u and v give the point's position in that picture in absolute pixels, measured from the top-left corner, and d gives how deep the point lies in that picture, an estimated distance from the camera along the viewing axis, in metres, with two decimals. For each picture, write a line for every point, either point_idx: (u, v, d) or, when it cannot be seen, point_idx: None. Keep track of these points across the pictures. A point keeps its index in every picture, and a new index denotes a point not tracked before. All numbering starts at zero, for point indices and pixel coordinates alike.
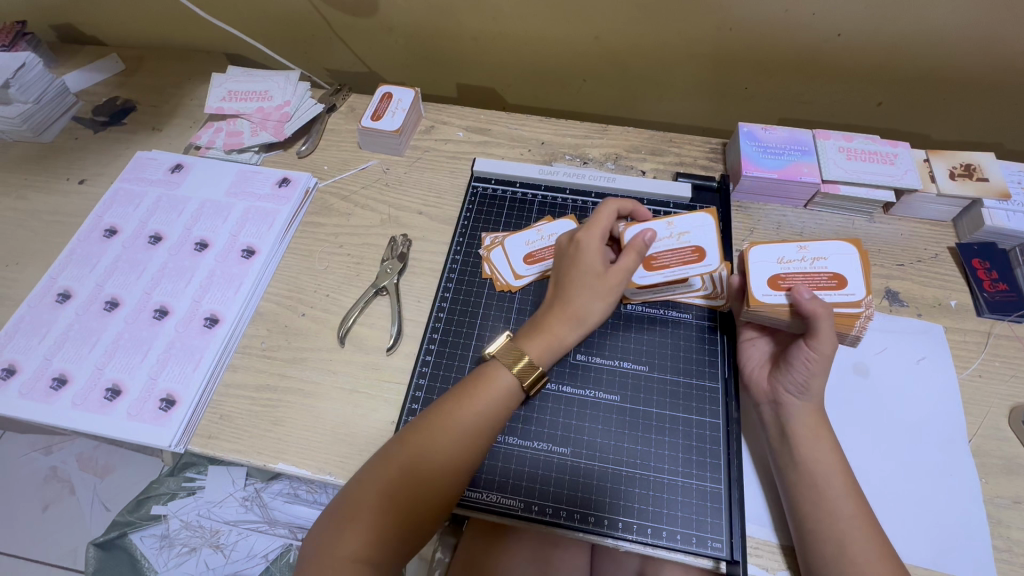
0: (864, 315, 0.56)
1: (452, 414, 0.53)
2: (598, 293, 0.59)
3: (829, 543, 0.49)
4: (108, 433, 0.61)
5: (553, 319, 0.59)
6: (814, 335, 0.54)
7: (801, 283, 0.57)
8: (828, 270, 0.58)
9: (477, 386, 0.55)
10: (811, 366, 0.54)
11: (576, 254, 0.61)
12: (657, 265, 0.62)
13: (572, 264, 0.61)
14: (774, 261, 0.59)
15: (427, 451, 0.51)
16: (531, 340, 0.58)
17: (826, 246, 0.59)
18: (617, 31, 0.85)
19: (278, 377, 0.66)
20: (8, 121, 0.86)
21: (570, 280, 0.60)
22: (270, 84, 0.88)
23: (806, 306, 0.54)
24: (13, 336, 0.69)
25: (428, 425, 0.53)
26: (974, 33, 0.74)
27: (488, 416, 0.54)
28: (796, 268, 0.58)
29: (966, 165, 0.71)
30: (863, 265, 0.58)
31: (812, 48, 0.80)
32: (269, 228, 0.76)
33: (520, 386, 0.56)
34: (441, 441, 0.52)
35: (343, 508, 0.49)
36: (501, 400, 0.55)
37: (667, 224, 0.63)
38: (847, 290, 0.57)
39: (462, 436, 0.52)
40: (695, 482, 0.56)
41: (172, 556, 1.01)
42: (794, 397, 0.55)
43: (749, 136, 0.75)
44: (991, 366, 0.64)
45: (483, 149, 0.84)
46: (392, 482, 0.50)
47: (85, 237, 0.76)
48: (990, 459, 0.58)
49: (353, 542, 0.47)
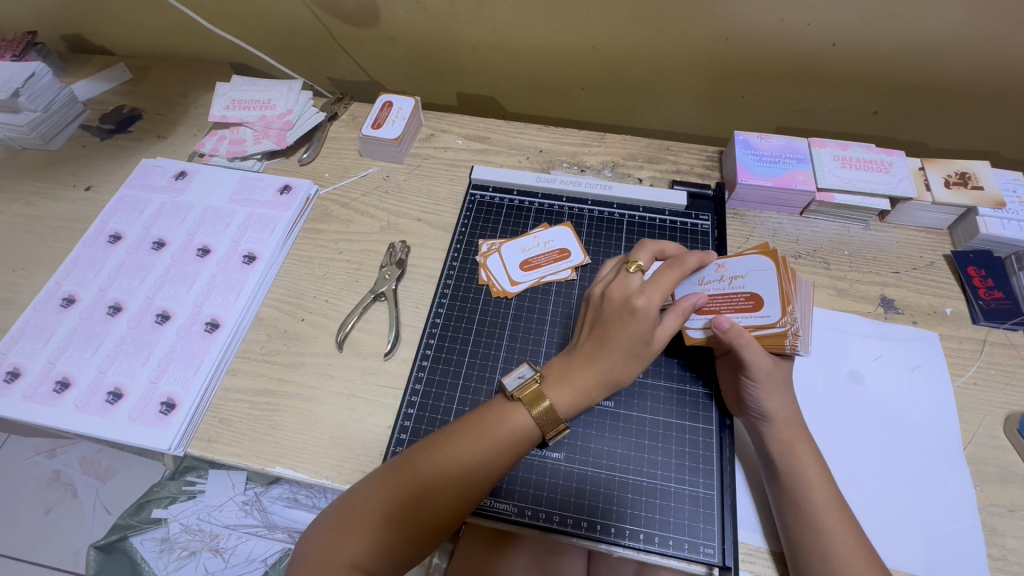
0: (789, 333, 0.53)
1: (464, 443, 0.52)
2: (640, 356, 0.54)
3: (815, 552, 0.49)
4: (109, 436, 0.62)
5: (588, 377, 0.55)
6: (746, 363, 0.55)
7: (718, 306, 0.57)
8: (745, 290, 0.56)
9: (495, 422, 0.53)
10: (757, 391, 0.55)
11: (624, 310, 0.54)
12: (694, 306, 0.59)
13: (619, 318, 0.54)
14: (694, 283, 0.59)
15: (436, 473, 0.51)
16: (558, 392, 0.54)
17: (745, 263, 0.57)
18: (614, 41, 0.86)
19: (278, 382, 0.66)
20: (17, 130, 0.88)
21: (620, 344, 0.54)
22: (273, 92, 0.89)
23: (723, 336, 0.55)
24: (18, 340, 0.70)
25: (438, 448, 0.52)
26: (967, 43, 0.74)
27: (504, 455, 0.52)
28: (714, 290, 0.58)
29: (961, 174, 0.72)
30: (782, 280, 0.54)
31: (808, 57, 0.81)
32: (270, 235, 0.77)
33: (541, 432, 0.54)
34: (450, 464, 0.51)
35: (343, 518, 0.49)
36: (513, 440, 0.53)
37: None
38: (763, 312, 0.55)
39: (473, 465, 0.51)
40: (687, 487, 0.56)
41: (172, 560, 1.01)
42: (761, 418, 0.56)
43: (745, 144, 0.76)
44: (987, 374, 0.64)
45: (482, 157, 0.85)
46: (397, 499, 0.50)
47: (90, 242, 0.78)
48: (985, 467, 0.58)
49: (355, 552, 0.48)
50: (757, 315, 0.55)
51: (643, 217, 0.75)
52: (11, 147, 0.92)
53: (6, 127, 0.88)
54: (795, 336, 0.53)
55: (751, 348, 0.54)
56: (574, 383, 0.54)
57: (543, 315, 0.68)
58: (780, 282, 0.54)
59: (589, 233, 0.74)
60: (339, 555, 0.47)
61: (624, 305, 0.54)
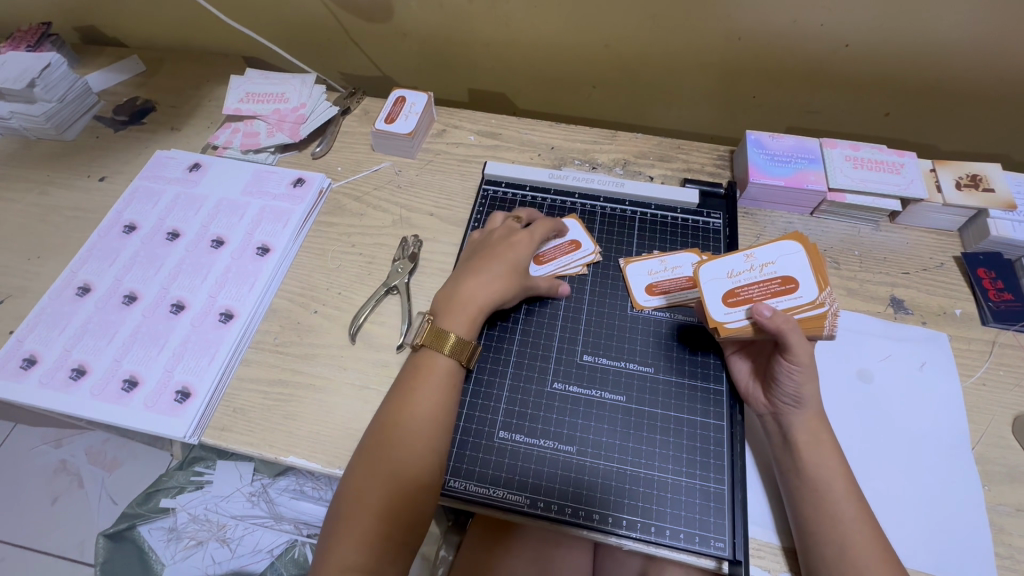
0: (830, 311, 0.54)
1: (410, 398, 0.56)
2: (515, 280, 0.64)
3: (830, 545, 0.50)
4: (125, 424, 0.63)
5: (466, 292, 0.62)
6: (788, 350, 0.53)
7: (754, 293, 0.56)
8: (778, 274, 0.56)
9: (422, 373, 0.58)
10: (795, 377, 0.54)
11: (503, 247, 0.65)
12: (734, 298, 0.56)
13: (494, 251, 0.65)
14: (725, 276, 0.57)
15: (397, 434, 0.54)
16: (445, 309, 0.61)
17: (773, 249, 0.58)
18: (626, 39, 0.86)
19: (290, 372, 0.67)
20: (32, 119, 0.89)
21: (493, 262, 0.64)
22: (287, 86, 0.90)
23: (768, 323, 0.52)
24: (35, 327, 0.71)
25: (391, 416, 0.55)
26: (979, 46, 0.75)
27: (439, 400, 0.57)
28: (746, 280, 0.57)
29: (972, 176, 0.72)
30: (813, 260, 0.56)
31: (820, 58, 0.82)
32: (283, 227, 0.77)
33: (458, 361, 0.59)
34: (409, 423, 0.55)
35: (335, 517, 0.52)
36: (450, 379, 0.58)
37: (661, 261, 0.70)
38: (797, 294, 0.55)
39: (429, 413, 0.56)
40: (698, 482, 0.57)
41: (180, 548, 1.03)
42: (791, 407, 0.56)
43: (756, 144, 0.76)
44: (995, 375, 0.64)
45: (494, 153, 0.86)
46: (376, 474, 0.52)
47: (105, 232, 0.78)
48: (993, 467, 0.59)
49: (359, 530, 0.50)
50: (791, 297, 0.55)
51: (654, 215, 0.76)
52: (24, 137, 0.93)
53: (21, 117, 0.89)
54: (833, 317, 0.54)
55: (798, 333, 0.52)
56: (461, 306, 0.61)
57: (555, 311, 0.68)
58: (811, 264, 0.56)
59: (601, 229, 0.74)
60: (348, 542, 0.49)
61: (506, 244, 0.66)
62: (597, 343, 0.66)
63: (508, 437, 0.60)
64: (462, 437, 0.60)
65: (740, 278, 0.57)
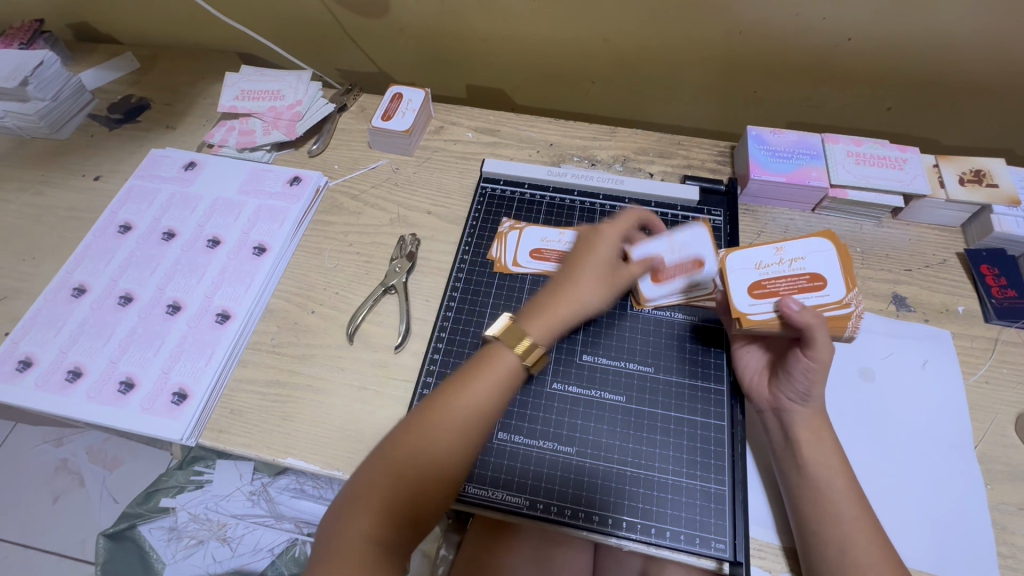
0: (855, 313, 0.54)
1: (450, 398, 0.52)
2: (603, 286, 0.59)
3: (831, 545, 0.49)
4: (122, 426, 0.63)
5: (554, 302, 0.57)
6: (810, 345, 0.53)
7: (780, 288, 0.56)
8: (807, 270, 0.56)
9: (484, 366, 0.54)
10: (811, 375, 0.54)
11: (588, 250, 0.61)
12: (763, 291, 0.56)
13: (585, 252, 0.61)
14: (752, 268, 0.57)
15: (423, 436, 0.50)
16: (531, 319, 0.56)
17: (803, 245, 0.57)
18: (626, 33, 0.85)
19: (288, 373, 0.67)
20: (26, 118, 0.88)
21: (582, 267, 0.59)
22: (283, 83, 0.89)
23: (798, 317, 0.52)
24: (30, 329, 0.70)
25: (442, 403, 0.52)
26: (984, 40, 0.74)
27: (491, 397, 0.53)
28: (774, 273, 0.57)
29: (976, 171, 0.71)
30: (843, 261, 0.56)
31: (822, 51, 0.80)
32: (280, 226, 0.77)
33: (521, 364, 0.54)
34: (438, 427, 0.51)
35: (356, 488, 0.49)
36: (509, 379, 0.54)
37: (669, 241, 0.64)
38: (825, 292, 0.55)
39: (463, 418, 0.51)
40: (698, 483, 0.57)
41: (181, 548, 1.03)
42: (794, 405, 0.55)
43: (758, 139, 0.75)
44: (998, 372, 0.64)
45: (492, 150, 0.85)
46: (410, 457, 0.49)
47: (100, 233, 0.78)
48: (995, 465, 0.58)
49: (363, 531, 0.47)
50: (819, 294, 0.54)
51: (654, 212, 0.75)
52: (19, 136, 0.92)
53: (15, 116, 0.88)
54: (858, 318, 0.54)
55: (824, 330, 0.52)
56: (553, 313, 0.56)
57: None
58: (840, 263, 0.56)
59: None
60: (363, 515, 0.47)
61: (585, 248, 0.61)
62: (595, 341, 0.65)
63: (507, 438, 0.59)
64: None
65: (770, 270, 0.57)
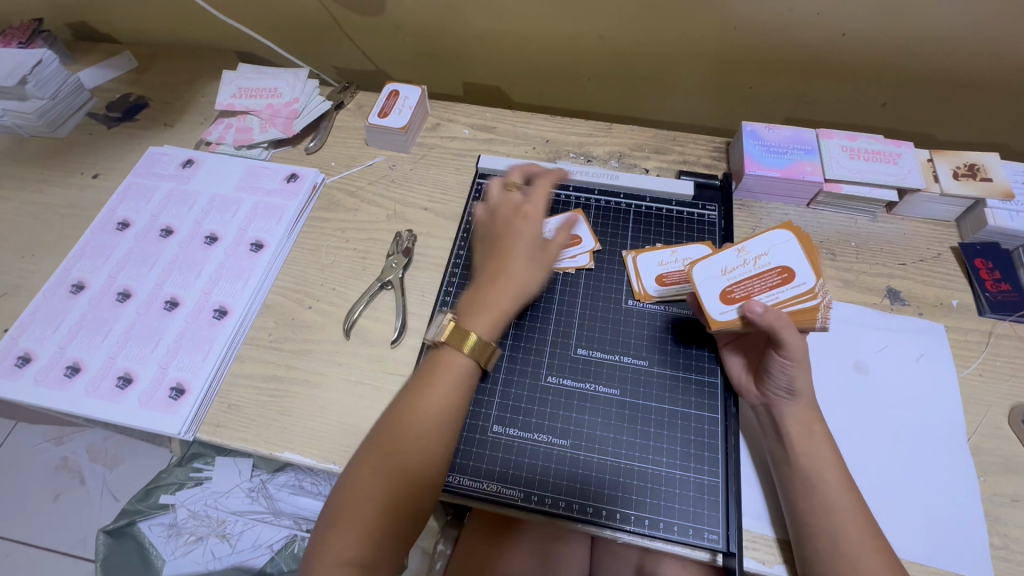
0: (823, 304, 0.53)
1: (411, 410, 0.53)
2: (540, 268, 0.60)
3: (823, 536, 0.50)
4: (119, 420, 0.63)
5: (492, 292, 0.58)
6: (782, 346, 0.53)
7: (749, 289, 0.56)
8: (773, 265, 0.56)
9: (433, 372, 0.55)
10: (789, 371, 0.54)
11: (521, 228, 0.61)
12: (732, 298, 0.56)
13: (519, 232, 0.61)
14: (719, 274, 0.57)
15: (390, 453, 0.51)
16: (474, 316, 0.57)
17: (765, 241, 0.57)
18: (622, 29, 0.85)
19: (285, 368, 0.67)
20: (24, 116, 0.88)
21: (511, 248, 0.60)
22: (280, 81, 0.89)
23: (759, 320, 0.52)
24: (29, 325, 0.71)
25: (403, 416, 0.53)
26: (978, 35, 0.74)
27: (450, 401, 0.54)
28: (741, 275, 0.56)
29: (970, 165, 0.72)
30: (806, 250, 0.55)
31: (817, 47, 0.81)
32: (277, 223, 0.77)
33: (476, 363, 0.55)
34: (405, 441, 0.52)
35: (335, 513, 0.50)
36: (467, 378, 0.56)
37: (672, 253, 0.70)
38: (796, 284, 0.54)
39: (426, 429, 0.53)
40: (692, 475, 0.57)
41: (180, 545, 1.03)
42: (784, 398, 0.56)
43: (752, 134, 0.76)
44: (992, 365, 0.64)
45: (489, 146, 0.85)
46: (382, 475, 0.51)
47: (99, 230, 0.78)
48: (989, 457, 0.59)
49: (343, 554, 0.48)
50: (790, 287, 0.54)
51: (649, 207, 0.75)
52: (17, 135, 0.93)
53: (14, 115, 0.89)
54: (826, 309, 0.53)
55: (790, 330, 0.52)
56: (489, 304, 0.57)
57: (550, 305, 0.68)
58: (804, 252, 0.55)
59: (596, 221, 0.74)
60: (344, 535, 0.48)
61: (521, 224, 0.62)
62: (590, 336, 0.65)
63: (503, 431, 0.60)
64: None
65: (735, 274, 0.57)
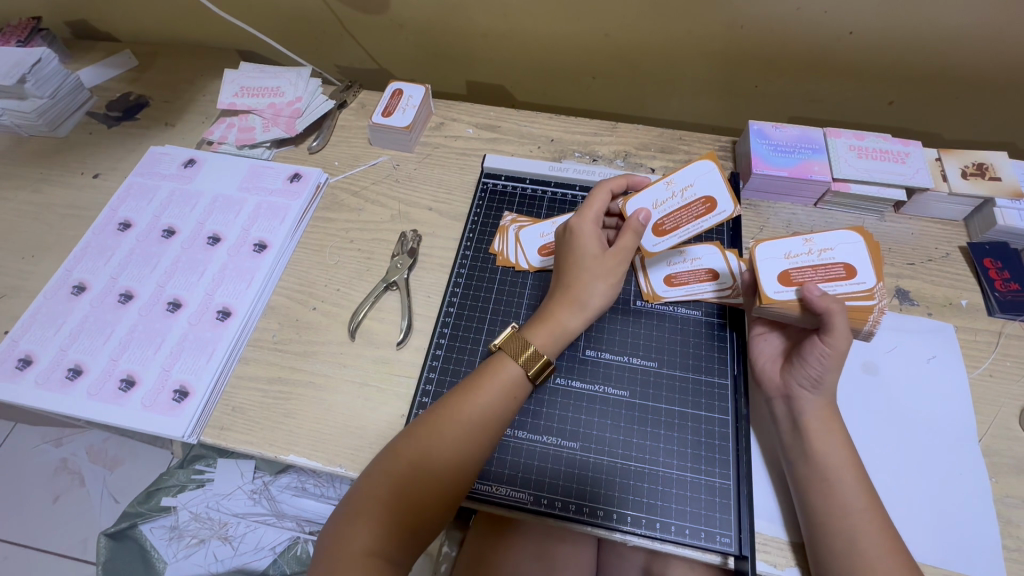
0: (879, 306, 0.55)
1: (458, 408, 0.53)
2: (604, 279, 0.58)
3: (839, 539, 0.49)
4: (123, 423, 0.62)
5: (554, 308, 0.59)
6: (828, 331, 0.53)
7: (810, 278, 0.56)
8: (837, 261, 0.56)
9: (485, 376, 0.56)
10: (825, 361, 0.53)
11: (575, 246, 0.60)
12: (668, 230, 0.59)
13: (574, 250, 0.60)
14: (782, 257, 0.58)
15: (429, 446, 0.51)
16: (535, 330, 0.58)
17: (833, 237, 0.57)
18: (627, 27, 0.85)
19: (289, 370, 0.66)
20: (23, 116, 0.87)
21: (571, 266, 0.59)
22: (282, 80, 0.88)
23: (817, 301, 0.52)
24: (30, 327, 0.70)
25: (448, 413, 0.53)
26: (986, 33, 0.73)
27: (496, 407, 0.54)
28: (804, 262, 0.57)
29: (978, 165, 0.71)
30: (872, 251, 0.56)
31: (824, 46, 0.80)
32: (280, 223, 0.76)
33: (526, 376, 0.56)
34: (442, 436, 0.52)
35: (359, 503, 0.49)
36: (513, 389, 0.56)
37: (683, 252, 0.67)
38: (858, 280, 0.55)
39: (464, 426, 0.53)
40: (703, 477, 0.56)
41: (182, 547, 1.02)
42: (806, 391, 0.55)
43: (760, 133, 0.75)
44: (1002, 365, 0.64)
45: (493, 145, 0.85)
46: (415, 467, 0.51)
47: (99, 230, 0.77)
48: (1000, 458, 0.58)
49: (365, 543, 0.47)
50: (851, 283, 0.55)
51: None
52: (17, 135, 0.92)
53: (13, 114, 0.88)
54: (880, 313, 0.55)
55: (843, 317, 0.52)
56: (546, 317, 0.59)
57: None
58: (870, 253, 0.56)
59: None
60: (367, 525, 0.48)
61: (573, 243, 0.60)
62: (598, 336, 0.65)
63: (511, 434, 0.59)
64: None
65: (799, 259, 0.57)
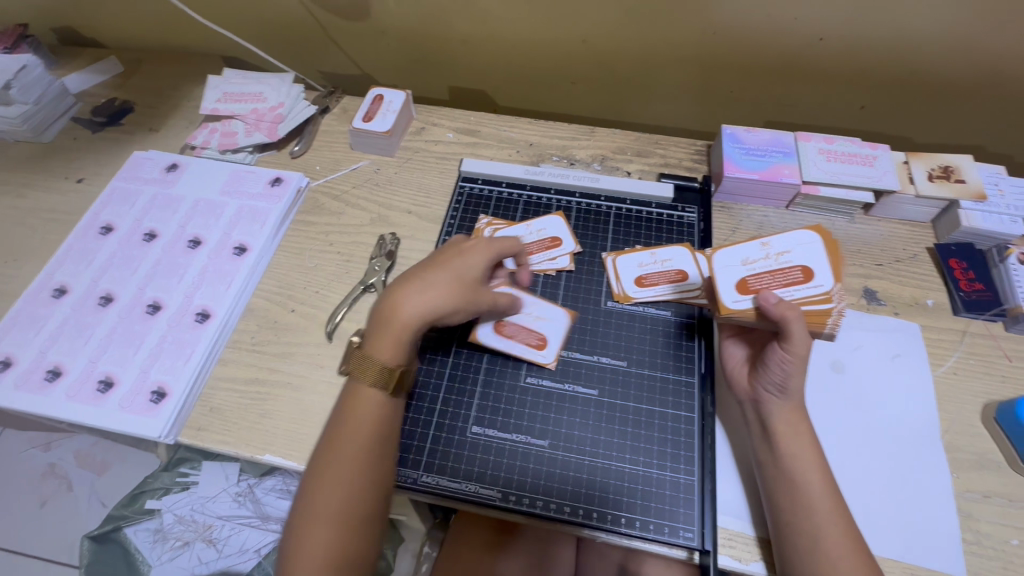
0: (836, 308, 0.55)
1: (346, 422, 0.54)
2: (456, 298, 0.56)
3: (802, 534, 0.50)
4: (100, 424, 0.63)
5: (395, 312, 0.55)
6: (787, 338, 0.53)
7: (765, 284, 0.58)
8: (794, 264, 0.58)
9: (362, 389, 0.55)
10: (786, 366, 0.53)
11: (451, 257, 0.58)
12: (647, 283, 0.68)
13: (452, 257, 0.59)
14: (738, 264, 0.60)
15: (331, 461, 0.53)
16: (379, 337, 0.55)
17: (790, 239, 0.59)
18: (604, 33, 0.86)
19: (267, 371, 0.67)
20: (8, 121, 0.88)
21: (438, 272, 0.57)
22: (265, 86, 0.90)
23: (771, 309, 0.53)
24: (10, 329, 0.70)
25: (341, 429, 0.54)
26: (950, 39, 0.75)
27: (380, 416, 0.54)
28: (761, 267, 0.59)
29: (944, 168, 0.73)
30: (829, 253, 0.58)
31: (796, 51, 0.82)
32: (260, 227, 0.77)
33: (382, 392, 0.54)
34: (340, 450, 0.53)
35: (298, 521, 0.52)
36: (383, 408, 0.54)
37: (650, 253, 0.70)
38: (815, 283, 0.57)
39: (356, 437, 0.53)
40: (668, 474, 0.57)
41: (166, 550, 1.03)
42: (774, 395, 0.55)
43: (732, 137, 0.77)
44: (966, 363, 0.65)
45: (473, 149, 0.86)
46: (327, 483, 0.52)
47: (81, 234, 0.78)
48: (961, 454, 0.60)
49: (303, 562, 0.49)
50: (809, 286, 0.57)
51: (630, 209, 0.76)
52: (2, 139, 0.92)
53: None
54: (838, 315, 0.56)
55: (801, 324, 0.52)
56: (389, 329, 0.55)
57: None
58: (827, 254, 0.58)
59: (578, 223, 0.75)
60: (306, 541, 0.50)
61: (455, 253, 0.59)
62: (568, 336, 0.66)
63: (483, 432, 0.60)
64: (436, 433, 0.61)
65: (756, 266, 0.59)
